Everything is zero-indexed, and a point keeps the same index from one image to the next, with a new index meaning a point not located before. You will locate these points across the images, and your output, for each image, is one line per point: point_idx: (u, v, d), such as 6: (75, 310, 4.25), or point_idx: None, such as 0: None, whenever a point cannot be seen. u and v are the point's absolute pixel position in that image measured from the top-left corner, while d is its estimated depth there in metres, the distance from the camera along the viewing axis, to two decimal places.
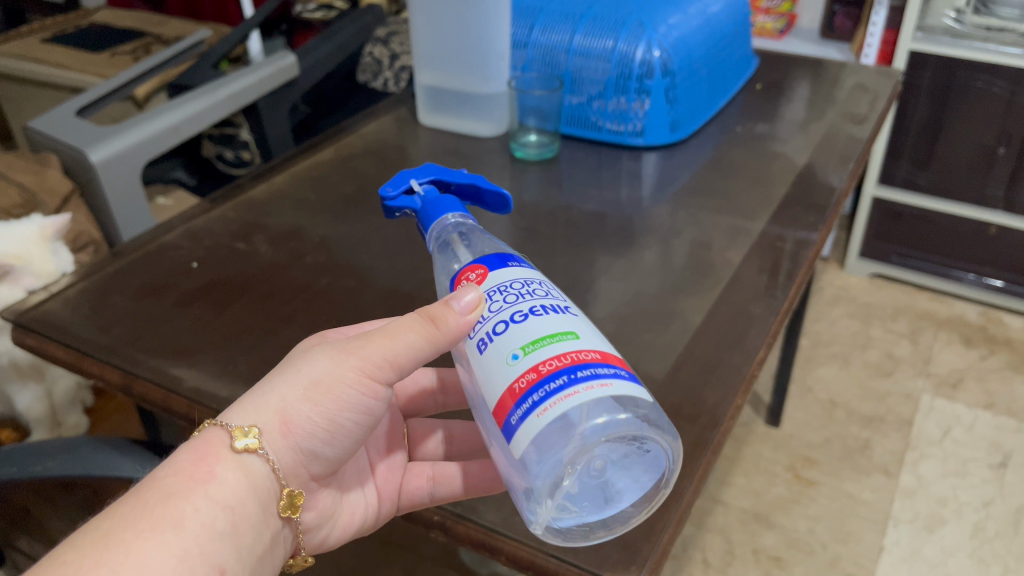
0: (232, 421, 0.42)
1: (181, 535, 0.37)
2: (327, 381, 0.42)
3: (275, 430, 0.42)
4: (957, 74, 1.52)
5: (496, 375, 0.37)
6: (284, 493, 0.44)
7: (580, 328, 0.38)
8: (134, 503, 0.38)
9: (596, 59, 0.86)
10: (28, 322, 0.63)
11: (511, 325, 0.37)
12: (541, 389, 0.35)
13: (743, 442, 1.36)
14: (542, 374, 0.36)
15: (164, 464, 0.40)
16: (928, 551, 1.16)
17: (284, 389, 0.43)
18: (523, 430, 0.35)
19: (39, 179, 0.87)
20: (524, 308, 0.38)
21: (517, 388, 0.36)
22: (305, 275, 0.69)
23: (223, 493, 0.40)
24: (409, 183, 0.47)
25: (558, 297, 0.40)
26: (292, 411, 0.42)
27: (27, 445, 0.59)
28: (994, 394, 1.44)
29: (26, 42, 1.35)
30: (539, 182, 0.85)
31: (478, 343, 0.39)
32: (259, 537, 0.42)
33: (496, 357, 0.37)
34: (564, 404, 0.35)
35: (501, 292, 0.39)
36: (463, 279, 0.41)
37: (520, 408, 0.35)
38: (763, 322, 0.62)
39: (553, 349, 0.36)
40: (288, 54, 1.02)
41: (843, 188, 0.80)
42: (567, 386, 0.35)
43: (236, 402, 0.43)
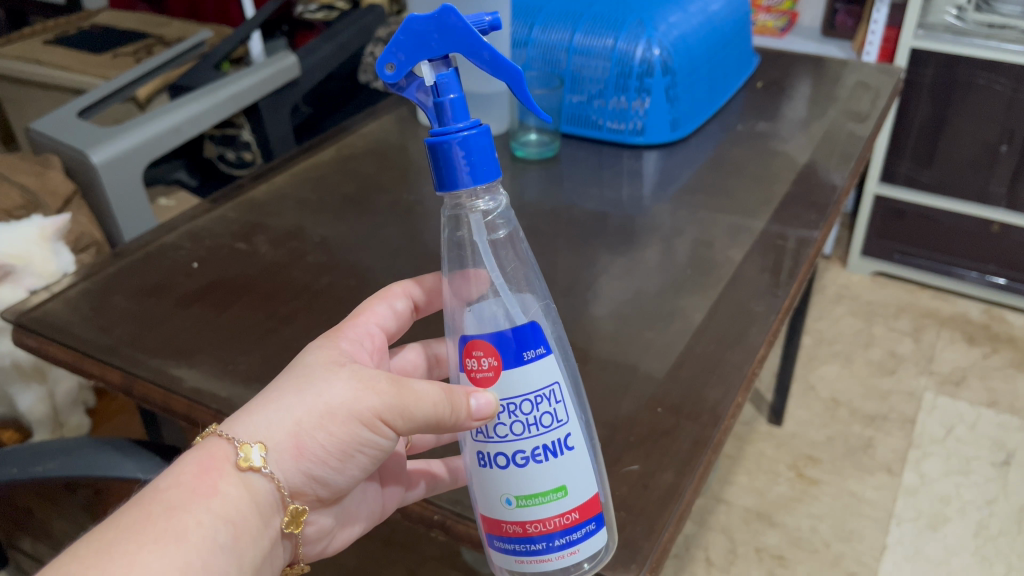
0: (241, 438, 0.41)
1: (184, 549, 0.37)
2: (343, 412, 0.42)
3: (287, 454, 0.42)
4: (958, 72, 1.52)
5: (491, 506, 0.43)
6: (289, 510, 0.44)
7: (572, 481, 0.42)
8: (137, 514, 0.37)
9: (596, 58, 0.86)
10: (28, 323, 0.63)
11: (512, 465, 0.41)
12: (525, 544, 0.42)
13: (745, 441, 1.36)
14: (528, 531, 0.42)
15: (167, 474, 0.40)
16: (931, 549, 1.16)
17: (299, 411, 0.42)
18: (503, 560, 0.44)
19: (41, 181, 0.87)
20: (526, 450, 0.41)
21: (505, 531, 0.42)
22: (305, 276, 0.69)
23: (225, 506, 0.40)
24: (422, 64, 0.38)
25: (563, 420, 0.41)
26: (305, 436, 0.42)
27: (28, 446, 0.59)
28: (997, 392, 1.44)
29: (27, 43, 1.35)
30: (540, 181, 0.85)
31: (480, 454, 0.42)
32: (260, 550, 0.42)
33: (494, 491, 0.42)
34: (537, 563, 0.43)
35: (510, 418, 0.41)
36: (475, 355, 0.41)
37: (503, 543, 0.43)
38: (764, 321, 0.61)
39: (545, 510, 0.41)
40: (288, 55, 1.03)
41: (844, 186, 0.80)
42: (545, 552, 0.42)
43: (248, 411, 0.42)
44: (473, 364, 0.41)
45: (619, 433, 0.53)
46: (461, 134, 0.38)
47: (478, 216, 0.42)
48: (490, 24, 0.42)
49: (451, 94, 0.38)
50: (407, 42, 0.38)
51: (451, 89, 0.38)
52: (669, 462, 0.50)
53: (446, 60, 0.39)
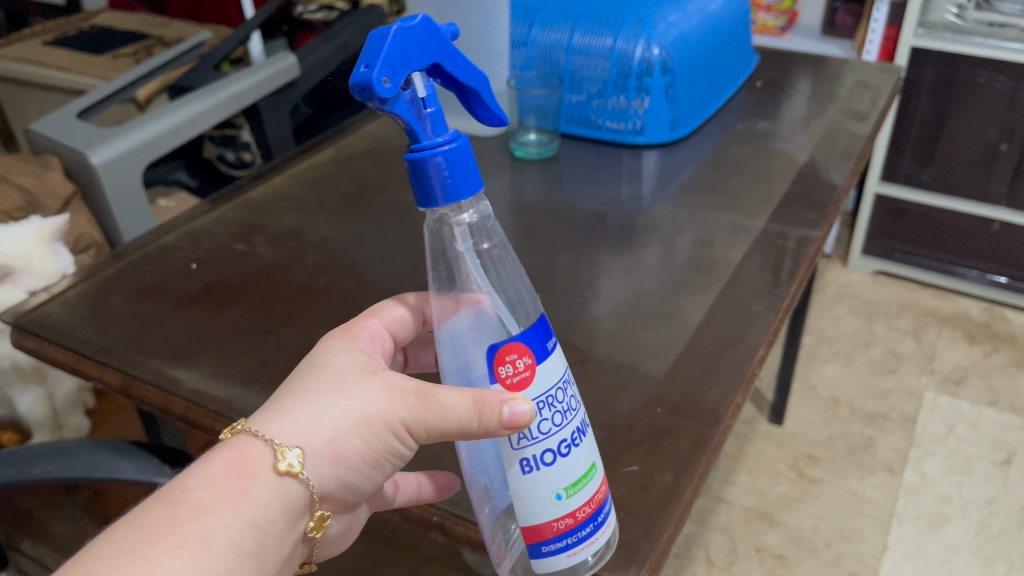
0: (279, 442, 0.40)
1: (209, 553, 0.36)
2: (378, 420, 0.41)
3: (323, 461, 0.41)
4: (959, 71, 1.51)
5: (536, 509, 0.41)
6: (315, 514, 0.43)
7: (597, 457, 0.43)
8: (164, 514, 0.36)
9: (596, 58, 0.86)
10: (27, 325, 0.63)
11: (558, 457, 0.41)
12: (573, 535, 0.41)
13: (746, 441, 1.36)
14: (578, 520, 0.41)
15: (196, 474, 0.39)
16: (933, 549, 1.16)
17: (336, 417, 0.41)
18: (552, 564, 0.42)
19: (40, 182, 0.86)
20: (567, 437, 0.41)
21: (556, 529, 0.41)
22: (304, 276, 0.68)
23: (254, 510, 0.39)
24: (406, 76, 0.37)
25: (578, 403, 0.43)
26: (341, 442, 0.41)
27: (28, 448, 0.59)
28: (998, 391, 1.43)
29: (27, 45, 1.35)
30: (539, 181, 0.84)
31: (523, 460, 0.41)
32: (283, 555, 0.41)
33: (540, 492, 0.41)
34: (584, 551, 0.42)
35: (549, 409, 0.41)
36: (507, 361, 0.40)
37: (551, 546, 0.41)
38: (764, 320, 0.61)
39: (586, 494, 0.42)
40: (288, 56, 1.04)
41: (844, 185, 0.79)
42: (589, 537, 0.42)
43: (282, 416, 0.41)
44: (508, 370, 0.40)
45: (619, 433, 0.52)
46: (441, 148, 0.38)
47: (464, 229, 0.41)
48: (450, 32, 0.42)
49: (432, 107, 0.38)
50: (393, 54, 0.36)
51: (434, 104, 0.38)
52: (668, 463, 0.50)
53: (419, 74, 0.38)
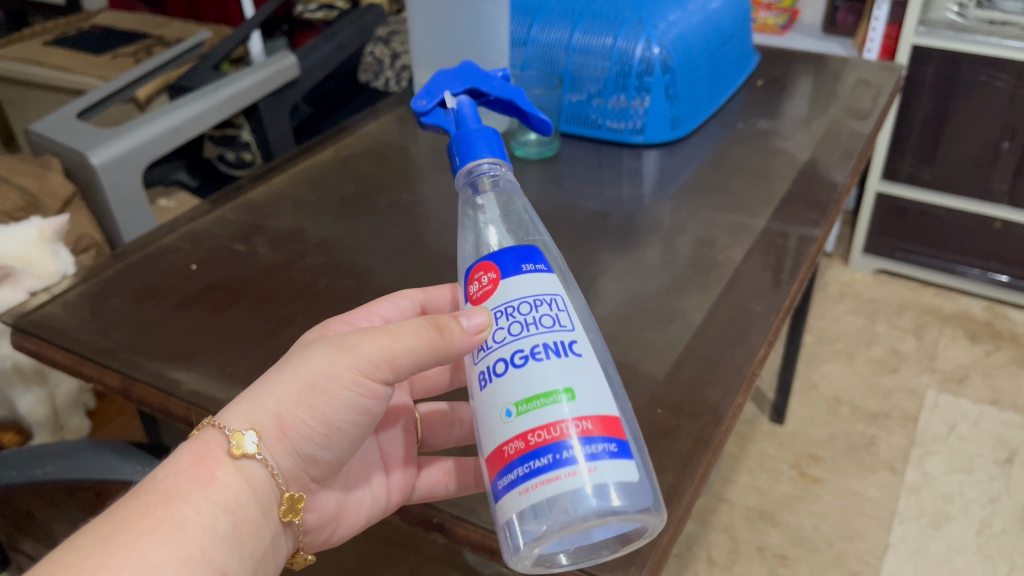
0: (230, 426, 0.42)
1: (183, 537, 0.38)
2: (321, 382, 0.42)
3: (271, 435, 0.43)
4: (960, 69, 1.51)
5: (492, 429, 0.39)
6: (284, 498, 0.45)
7: (579, 385, 0.38)
8: (136, 505, 0.38)
9: (596, 57, 0.86)
10: (27, 326, 0.63)
11: (510, 367, 0.38)
12: (528, 463, 0.37)
13: (747, 440, 1.36)
14: (530, 445, 0.37)
15: (164, 465, 0.41)
16: (934, 548, 1.15)
17: (279, 390, 0.43)
18: (510, 504, 0.37)
19: (40, 183, 0.88)
20: (526, 348, 0.38)
21: (507, 453, 0.38)
22: (304, 277, 0.68)
23: (224, 494, 0.41)
24: (442, 96, 0.49)
25: (567, 327, 0.39)
26: (287, 415, 0.43)
27: (28, 449, 0.59)
28: (1000, 390, 1.43)
29: (27, 44, 1.35)
30: (539, 181, 0.84)
31: (482, 374, 0.40)
32: (260, 540, 0.43)
33: (493, 405, 0.39)
34: (541, 486, 0.36)
35: (507, 317, 0.39)
36: (476, 279, 0.41)
37: (505, 476, 0.38)
38: (765, 321, 0.61)
39: (544, 415, 0.37)
40: (287, 55, 1.03)
41: (845, 184, 0.79)
42: (550, 469, 0.36)
43: (234, 404, 0.43)
44: (476, 286, 0.41)
45: None
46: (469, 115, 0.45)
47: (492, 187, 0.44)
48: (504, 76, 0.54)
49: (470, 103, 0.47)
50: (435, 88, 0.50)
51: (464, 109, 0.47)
52: (670, 463, 0.50)
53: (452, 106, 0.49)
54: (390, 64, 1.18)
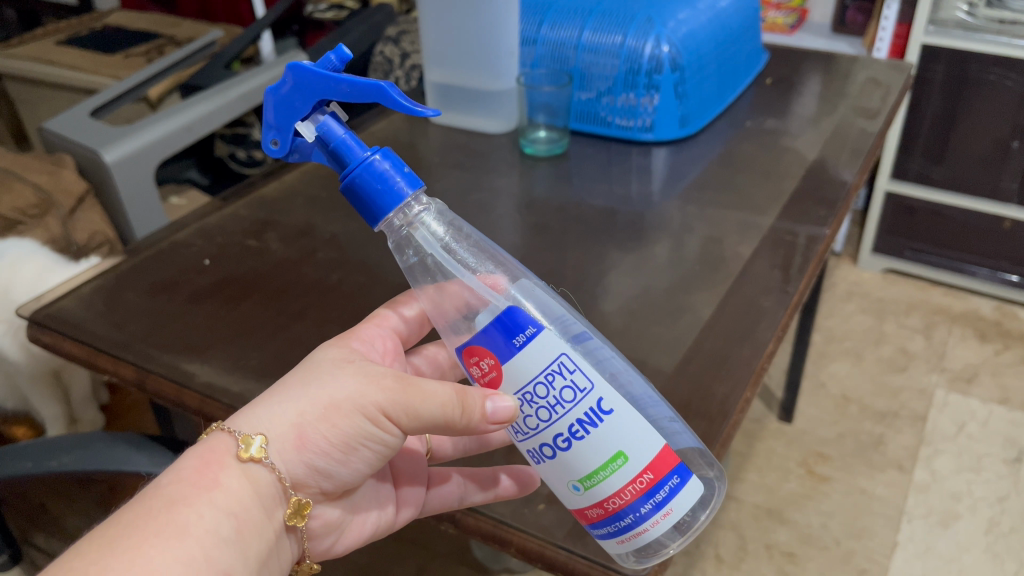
0: (240, 431, 0.42)
1: (186, 541, 0.38)
2: (347, 406, 0.43)
3: (288, 444, 0.43)
4: (970, 68, 1.51)
5: (564, 495, 0.42)
6: (291, 503, 0.44)
7: (628, 445, 0.39)
8: (139, 510, 0.38)
9: (606, 55, 0.87)
10: (43, 319, 0.64)
11: (558, 450, 0.41)
12: (615, 523, 0.41)
13: (755, 438, 1.36)
14: (610, 509, 0.41)
15: (168, 471, 0.41)
16: (942, 546, 1.15)
17: (302, 403, 0.43)
18: (608, 545, 0.43)
19: (54, 180, 0.86)
20: (564, 431, 0.40)
21: (591, 516, 0.42)
22: (316, 272, 0.69)
23: (227, 498, 0.41)
24: (297, 127, 0.41)
25: (586, 388, 0.39)
26: (306, 426, 0.43)
27: (44, 440, 0.60)
28: (1009, 389, 1.43)
29: (41, 44, 1.37)
30: (548, 178, 0.85)
31: (530, 452, 0.43)
32: (265, 543, 0.43)
33: (559, 480, 0.42)
34: (636, 538, 0.41)
35: (533, 404, 0.40)
36: (476, 358, 0.41)
37: (599, 530, 0.42)
38: (773, 316, 0.62)
39: (613, 484, 0.40)
40: (299, 54, 1.03)
41: (854, 182, 0.80)
42: (637, 527, 0.41)
43: (245, 409, 0.43)
44: (476, 370, 0.42)
45: None
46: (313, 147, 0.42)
47: (425, 231, 0.43)
48: (341, 58, 0.41)
49: (334, 137, 0.41)
50: (278, 118, 0.41)
51: (332, 130, 0.41)
52: None
53: (320, 105, 0.41)
54: (399, 63, 1.24)
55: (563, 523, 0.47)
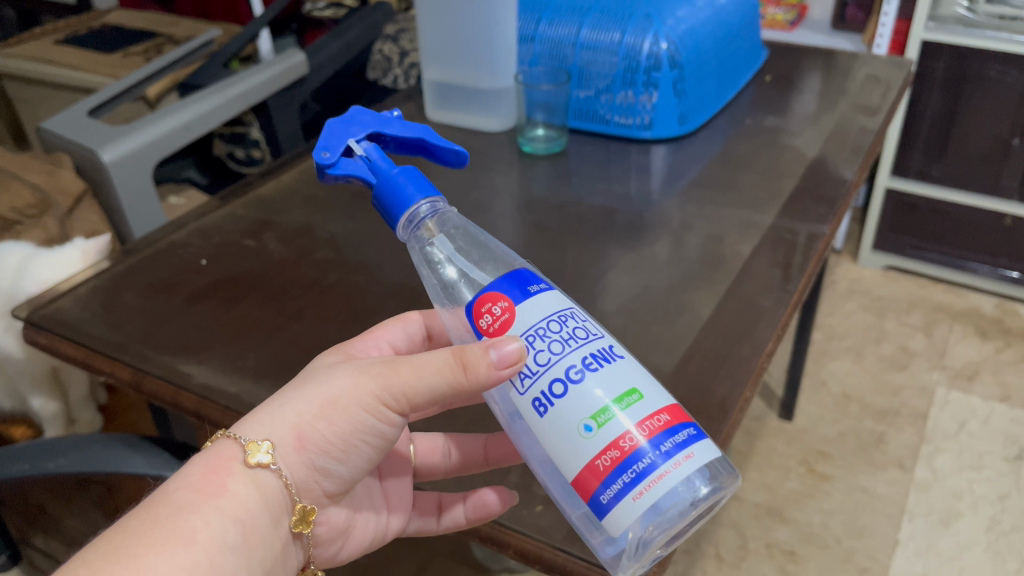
0: (245, 437, 0.42)
1: (193, 548, 0.38)
2: (343, 401, 0.42)
3: (290, 446, 0.42)
4: (970, 65, 1.50)
5: (568, 449, 0.36)
6: (296, 509, 0.44)
7: (642, 383, 0.37)
8: (146, 517, 0.38)
9: (604, 53, 0.86)
10: (39, 320, 0.64)
11: (569, 385, 0.37)
12: (629, 471, 0.35)
13: (756, 437, 1.35)
14: (626, 451, 0.35)
15: (174, 477, 0.41)
16: (944, 545, 1.15)
17: (301, 404, 0.42)
18: (621, 514, 0.35)
19: (52, 180, 0.86)
20: (578, 362, 0.37)
21: (599, 468, 0.36)
22: (313, 272, 0.69)
23: (233, 504, 0.41)
24: (347, 143, 0.44)
25: (598, 333, 0.39)
26: (306, 428, 0.42)
27: (41, 442, 0.60)
28: (1010, 387, 1.43)
29: (39, 43, 1.36)
30: (547, 177, 0.84)
31: (534, 404, 0.38)
32: (270, 548, 0.43)
33: (565, 426, 0.36)
34: (653, 488, 0.35)
35: (542, 338, 0.38)
36: (484, 311, 0.39)
37: (608, 491, 0.35)
38: (773, 315, 0.61)
39: (628, 420, 0.36)
40: (296, 53, 1.04)
41: (855, 180, 0.79)
42: (654, 470, 0.35)
43: (249, 414, 0.43)
44: (487, 319, 0.39)
45: None
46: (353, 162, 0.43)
47: (442, 237, 0.43)
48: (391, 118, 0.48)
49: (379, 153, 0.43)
50: (325, 140, 0.44)
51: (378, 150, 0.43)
52: None
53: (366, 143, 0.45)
54: (398, 62, 1.19)
55: (562, 525, 0.46)
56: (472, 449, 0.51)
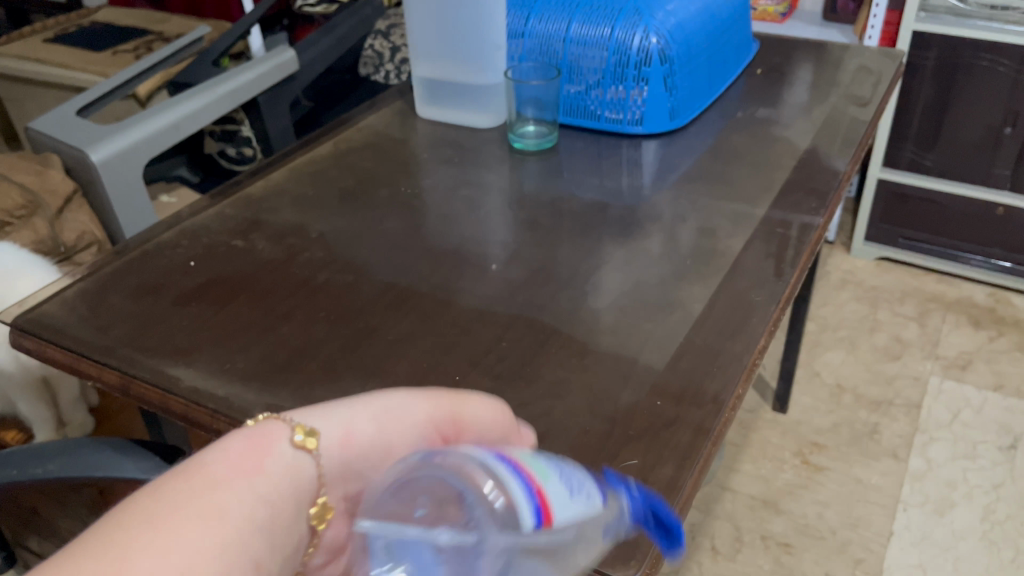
0: (296, 420, 0.41)
1: (218, 525, 0.34)
2: (396, 412, 0.43)
3: (335, 438, 0.42)
4: (961, 55, 1.50)
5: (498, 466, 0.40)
6: (318, 503, 0.41)
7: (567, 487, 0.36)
8: (182, 484, 0.35)
9: (593, 47, 0.86)
10: (26, 325, 0.64)
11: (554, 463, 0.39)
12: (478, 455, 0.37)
13: (750, 429, 1.36)
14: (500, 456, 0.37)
15: (217, 445, 0.38)
16: (938, 534, 1.16)
17: (359, 408, 0.43)
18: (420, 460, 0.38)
19: (41, 180, 0.87)
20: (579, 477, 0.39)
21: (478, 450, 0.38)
22: (302, 272, 0.68)
23: (268, 485, 0.38)
24: None
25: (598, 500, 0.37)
26: (355, 424, 0.42)
27: (29, 447, 0.59)
28: (1003, 375, 1.43)
29: (27, 41, 1.35)
30: (539, 172, 0.84)
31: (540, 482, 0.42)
32: (289, 538, 0.39)
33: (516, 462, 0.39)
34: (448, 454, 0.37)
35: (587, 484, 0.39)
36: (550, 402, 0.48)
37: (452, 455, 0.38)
38: (765, 310, 0.61)
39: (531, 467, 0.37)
40: (286, 50, 1.02)
41: (846, 172, 0.79)
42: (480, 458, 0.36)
43: (304, 409, 0.42)
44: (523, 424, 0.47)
45: (618, 427, 0.52)
46: None
47: None
48: None
49: None
50: None
51: None
52: (669, 455, 0.50)
53: None
54: (390, 57, 1.21)
55: None
56: None
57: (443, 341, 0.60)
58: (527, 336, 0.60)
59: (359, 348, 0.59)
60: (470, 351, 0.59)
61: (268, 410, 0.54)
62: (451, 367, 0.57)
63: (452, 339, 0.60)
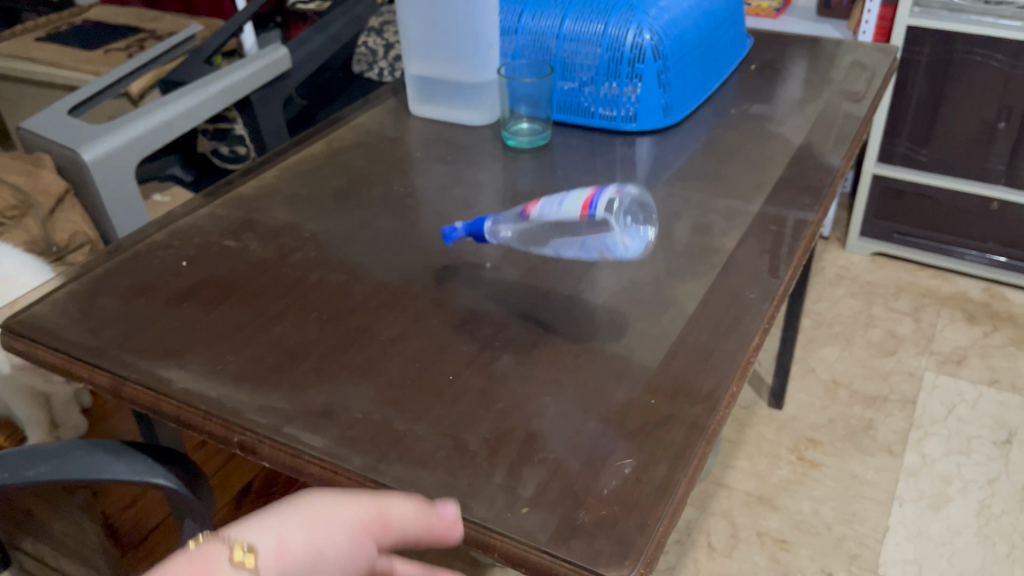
0: (234, 539, 0.37)
1: None
2: (332, 516, 0.41)
3: (274, 550, 0.38)
4: (955, 49, 1.50)
5: None
6: None
7: None
8: None
9: (587, 44, 0.86)
10: (17, 327, 0.63)
11: None
12: None
13: (746, 425, 1.36)
14: None
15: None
16: (933, 529, 1.16)
17: (296, 518, 0.40)
18: None
19: (32, 180, 0.84)
20: None
21: None
22: (294, 272, 0.68)
23: None
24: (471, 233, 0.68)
25: None
26: (292, 534, 0.39)
27: (22, 451, 0.59)
28: (998, 370, 1.44)
29: (19, 40, 1.35)
30: (532, 170, 0.84)
31: None
32: None
33: None
34: None
35: None
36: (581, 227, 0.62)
37: None
38: (759, 308, 0.61)
39: None
40: (279, 48, 1.01)
41: (840, 168, 0.79)
42: None
43: (239, 526, 0.39)
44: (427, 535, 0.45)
45: (612, 426, 0.52)
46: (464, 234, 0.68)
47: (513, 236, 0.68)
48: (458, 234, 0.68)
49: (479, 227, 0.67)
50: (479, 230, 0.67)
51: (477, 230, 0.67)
52: (663, 454, 0.49)
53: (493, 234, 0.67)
54: (383, 55, 1.21)
55: (547, 527, 0.45)
56: (455, 449, 0.50)
57: (437, 340, 0.60)
58: (521, 335, 0.60)
59: (351, 348, 0.59)
60: (463, 351, 0.59)
61: (260, 411, 0.54)
62: (444, 367, 0.57)
63: (445, 338, 0.60)
